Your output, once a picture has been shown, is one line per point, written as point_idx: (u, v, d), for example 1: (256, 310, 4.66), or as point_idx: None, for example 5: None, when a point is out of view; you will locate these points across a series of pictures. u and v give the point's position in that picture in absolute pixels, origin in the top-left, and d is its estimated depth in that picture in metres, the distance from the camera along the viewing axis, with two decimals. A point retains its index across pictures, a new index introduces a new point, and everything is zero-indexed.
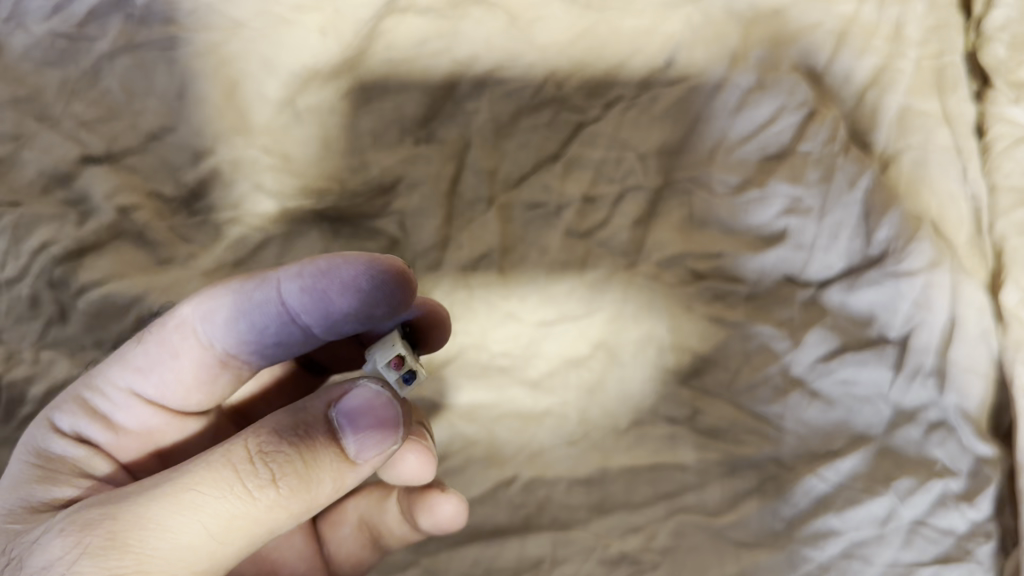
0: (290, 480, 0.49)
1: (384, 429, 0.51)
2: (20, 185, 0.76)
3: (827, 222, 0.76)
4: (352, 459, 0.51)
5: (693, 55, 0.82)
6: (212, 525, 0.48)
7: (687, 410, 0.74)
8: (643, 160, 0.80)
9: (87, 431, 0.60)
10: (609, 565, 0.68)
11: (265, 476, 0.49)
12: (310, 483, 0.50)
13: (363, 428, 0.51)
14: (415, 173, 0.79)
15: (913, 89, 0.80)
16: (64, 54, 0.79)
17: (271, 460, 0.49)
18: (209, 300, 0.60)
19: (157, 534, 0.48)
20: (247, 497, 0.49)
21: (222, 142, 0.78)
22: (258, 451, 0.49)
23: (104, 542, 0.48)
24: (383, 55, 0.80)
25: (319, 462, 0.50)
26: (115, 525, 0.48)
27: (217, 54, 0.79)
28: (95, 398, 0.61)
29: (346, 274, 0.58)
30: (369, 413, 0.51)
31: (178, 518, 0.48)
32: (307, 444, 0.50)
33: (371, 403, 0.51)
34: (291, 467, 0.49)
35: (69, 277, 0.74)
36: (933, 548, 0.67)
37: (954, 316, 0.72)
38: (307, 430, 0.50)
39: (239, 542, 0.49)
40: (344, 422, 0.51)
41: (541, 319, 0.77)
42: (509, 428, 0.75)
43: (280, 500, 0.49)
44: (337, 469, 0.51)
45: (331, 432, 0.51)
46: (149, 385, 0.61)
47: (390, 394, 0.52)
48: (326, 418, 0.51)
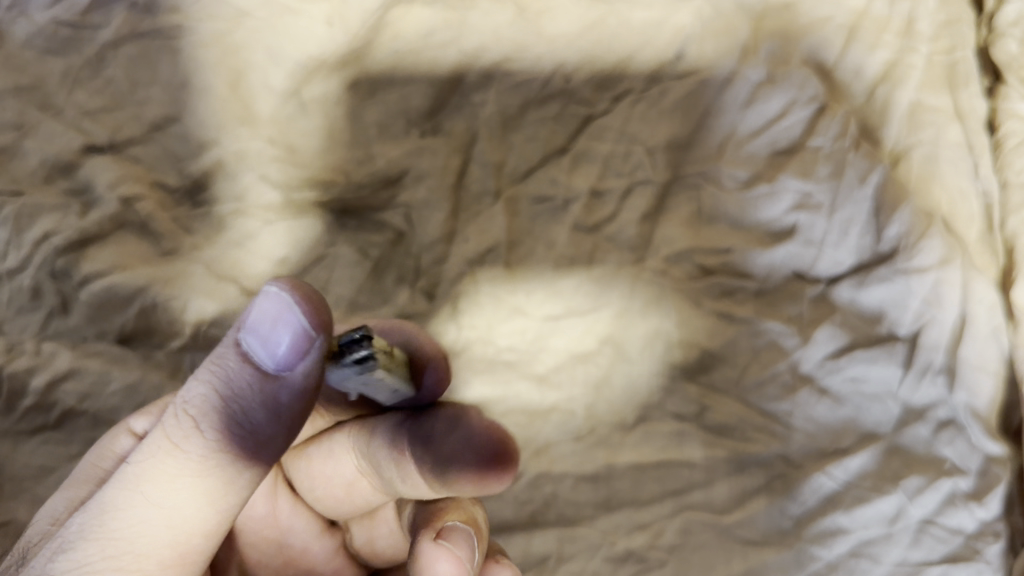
0: (212, 421, 0.43)
1: (285, 331, 0.42)
2: (22, 175, 0.75)
3: (837, 218, 0.76)
4: (273, 374, 0.42)
5: (703, 48, 0.81)
6: (156, 492, 0.43)
7: (695, 407, 0.73)
8: (651, 153, 0.79)
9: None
10: (615, 563, 0.68)
11: (185, 422, 0.43)
12: (237, 420, 0.43)
13: (262, 331, 0.42)
14: (422, 165, 0.78)
15: (924, 84, 0.80)
16: (68, 43, 0.78)
17: (189, 406, 0.43)
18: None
19: (112, 516, 0.43)
20: (178, 453, 0.43)
21: (227, 132, 0.77)
22: (180, 402, 0.44)
23: (72, 533, 0.44)
24: (389, 46, 0.79)
25: (236, 393, 0.43)
26: (80, 517, 0.44)
27: (223, 44, 0.78)
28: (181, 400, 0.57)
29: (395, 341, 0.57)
30: (263, 317, 0.42)
31: (122, 494, 0.43)
32: (219, 378, 0.43)
33: (258, 303, 0.42)
34: (208, 405, 0.43)
35: (71, 268, 0.73)
36: (942, 547, 0.66)
37: (965, 313, 0.72)
38: (217, 362, 0.43)
39: (195, 505, 0.44)
40: (250, 339, 0.43)
41: (547, 313, 0.76)
42: (516, 424, 0.73)
43: (211, 443, 0.43)
44: (260, 394, 0.43)
45: (241, 355, 0.43)
46: None
47: (280, 285, 0.43)
48: (234, 343, 0.43)
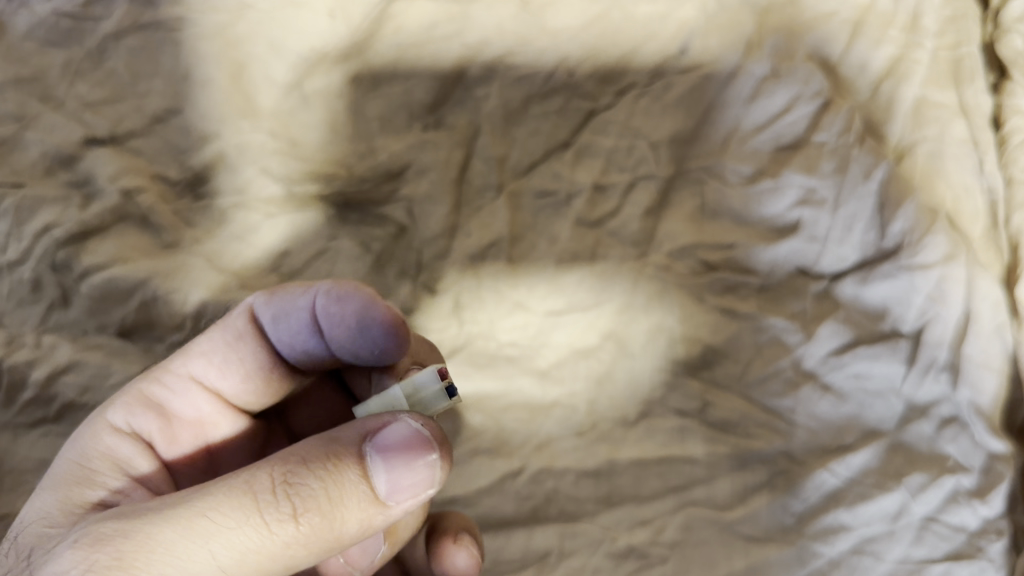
0: (312, 519, 0.44)
1: (413, 468, 0.46)
2: (23, 167, 0.75)
3: (841, 215, 0.75)
4: (383, 502, 0.46)
5: (707, 43, 0.80)
6: (223, 558, 0.44)
7: (697, 402, 0.73)
8: (655, 148, 0.79)
9: (141, 425, 0.58)
10: (616, 559, 0.67)
11: (286, 508, 0.44)
12: (335, 524, 0.45)
13: (396, 466, 0.45)
14: (424, 158, 0.78)
15: (929, 80, 0.79)
16: (69, 34, 0.78)
17: (295, 493, 0.44)
18: (266, 301, 0.60)
19: (165, 560, 0.43)
20: (264, 530, 0.44)
21: (228, 125, 0.77)
22: (282, 481, 0.44)
23: (110, 560, 0.43)
24: (392, 39, 0.79)
25: (345, 503, 0.45)
26: (125, 544, 0.44)
27: (223, 37, 0.77)
28: (152, 386, 0.59)
29: (351, 306, 0.57)
30: (403, 457, 0.45)
31: (189, 544, 0.43)
32: (334, 479, 0.44)
33: (410, 441, 0.46)
34: (314, 502, 0.44)
35: (72, 260, 0.73)
36: (944, 545, 0.66)
37: (969, 311, 0.71)
38: (338, 464, 0.45)
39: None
40: (379, 456, 0.46)
41: (549, 309, 0.76)
42: (517, 419, 0.73)
43: (299, 537, 0.44)
44: (363, 512, 0.45)
45: (363, 469, 0.45)
46: (209, 367, 0.60)
47: (428, 433, 0.47)
48: (359, 453, 0.46)
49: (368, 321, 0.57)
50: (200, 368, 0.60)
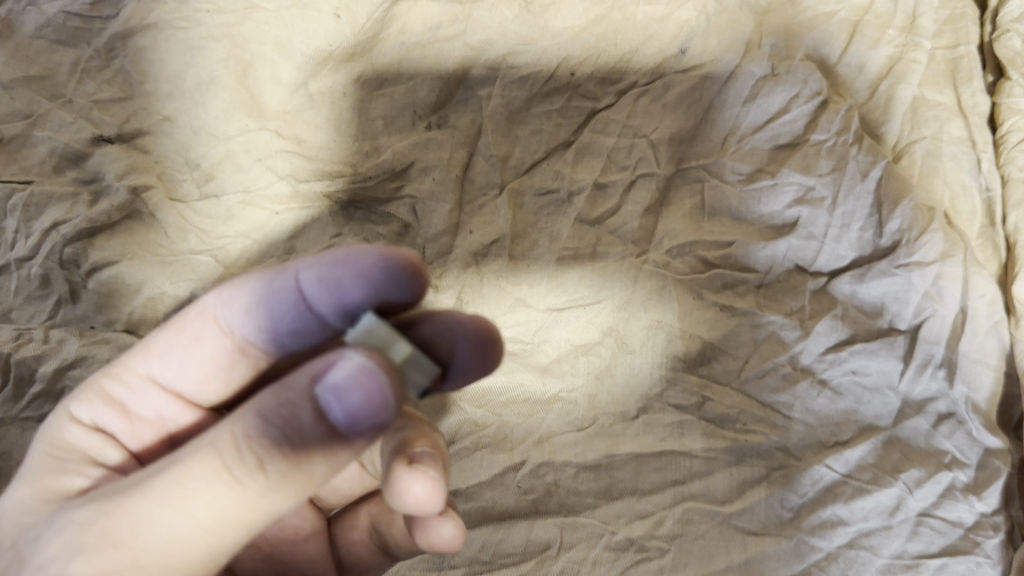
0: (278, 466, 0.42)
1: (375, 408, 0.40)
2: (33, 165, 0.76)
3: (838, 213, 0.76)
4: (345, 437, 0.42)
5: (707, 43, 0.81)
6: (204, 517, 0.42)
7: (695, 398, 0.74)
8: (654, 147, 0.80)
9: (104, 420, 0.54)
10: (615, 552, 0.68)
11: (254, 462, 0.41)
12: (301, 465, 0.42)
13: (350, 407, 0.40)
14: (428, 157, 0.79)
15: (926, 81, 0.81)
16: (77, 33, 0.78)
17: (256, 446, 0.41)
18: (227, 291, 0.54)
19: (149, 529, 0.42)
20: (237, 485, 0.42)
21: (234, 124, 0.78)
22: (243, 437, 0.41)
23: (98, 538, 0.42)
24: (396, 39, 0.80)
25: (307, 444, 0.41)
26: (108, 522, 0.42)
27: (231, 35, 0.78)
28: (113, 385, 0.55)
29: (362, 262, 0.50)
30: (364, 390, 0.40)
31: (169, 512, 0.42)
32: (291, 427, 0.41)
33: (357, 378, 0.40)
34: (276, 451, 0.41)
35: (79, 256, 0.75)
36: (941, 539, 0.67)
37: (966, 308, 0.73)
38: (293, 410, 0.41)
39: (238, 529, 0.43)
40: (332, 400, 0.40)
41: (550, 305, 0.77)
42: (519, 413, 0.74)
43: (271, 485, 0.42)
44: (329, 450, 0.42)
45: (318, 412, 0.41)
46: (167, 371, 0.55)
47: (375, 363, 0.40)
48: (311, 396, 0.41)
49: (453, 338, 0.50)
50: (162, 370, 0.55)
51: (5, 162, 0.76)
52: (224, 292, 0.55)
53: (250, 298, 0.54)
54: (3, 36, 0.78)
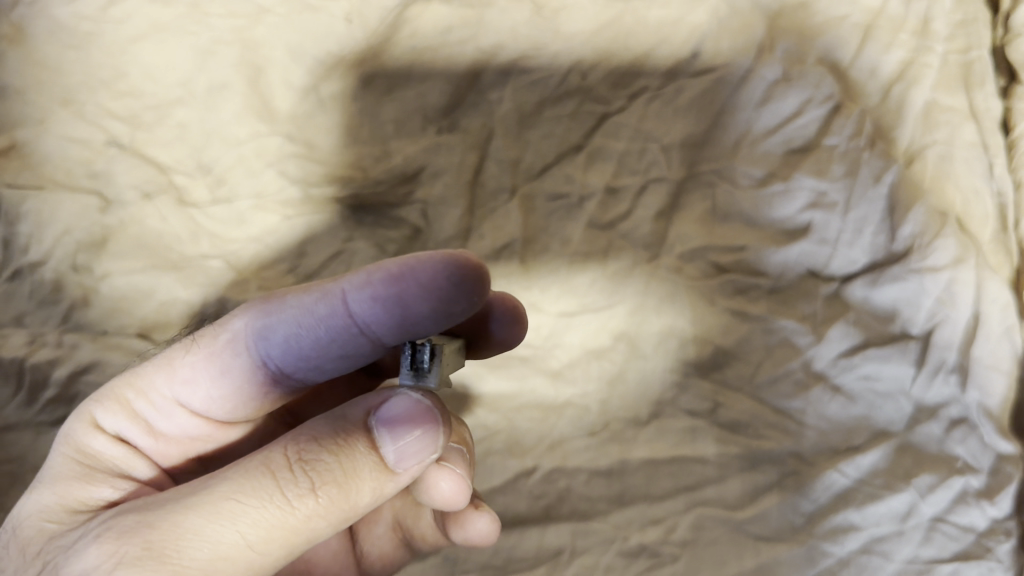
0: (330, 491, 0.46)
1: (423, 440, 0.48)
2: (45, 170, 0.76)
3: (852, 217, 0.76)
4: (392, 469, 0.49)
5: (720, 46, 0.80)
6: (252, 537, 0.45)
7: (708, 404, 0.74)
8: (666, 151, 0.79)
9: (127, 432, 0.57)
10: (628, 558, 0.68)
11: (305, 484, 0.46)
12: (349, 495, 0.47)
13: (402, 435, 0.48)
14: (438, 161, 0.79)
15: (939, 84, 0.80)
16: (88, 37, 0.78)
17: (312, 468, 0.46)
18: (268, 315, 0.55)
19: (196, 545, 0.44)
20: (287, 506, 0.45)
21: (246, 127, 0.78)
22: (298, 458, 0.47)
23: (139, 552, 0.44)
24: (408, 42, 0.79)
25: (357, 475, 0.47)
26: (152, 534, 0.45)
27: (242, 38, 0.78)
28: (138, 400, 0.57)
29: (422, 276, 0.50)
30: (412, 423, 0.48)
31: (217, 527, 0.45)
32: (346, 452, 0.47)
33: (411, 411, 0.49)
34: (330, 476, 0.46)
35: (92, 262, 0.75)
36: (953, 545, 0.67)
37: (978, 313, 0.73)
38: (347, 438, 0.48)
39: (279, 552, 0.46)
40: (385, 432, 0.48)
41: (562, 310, 0.77)
42: (531, 418, 0.75)
43: (320, 510, 0.46)
44: (376, 480, 0.48)
45: (371, 440, 0.48)
46: (195, 397, 0.57)
47: (429, 401, 0.49)
48: (365, 426, 0.49)
49: (490, 317, 0.63)
50: (186, 394, 0.57)
51: (19, 168, 0.76)
52: (265, 316, 0.55)
53: (300, 320, 0.54)
54: (16, 42, 0.78)
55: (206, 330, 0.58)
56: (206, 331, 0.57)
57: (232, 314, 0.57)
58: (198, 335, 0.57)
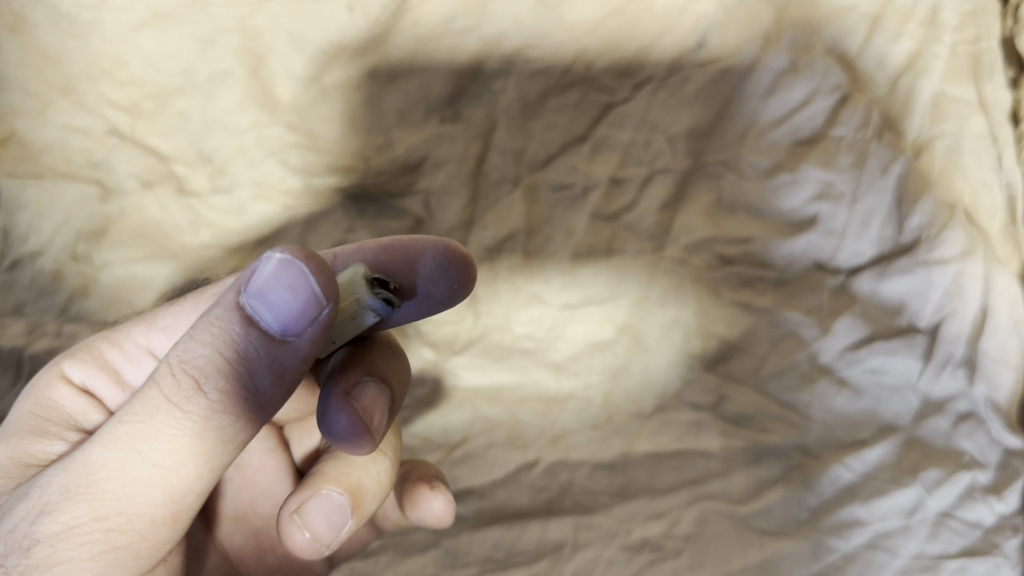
0: (217, 383, 0.45)
1: (297, 297, 0.44)
2: (45, 160, 0.75)
3: (859, 209, 0.76)
4: (281, 339, 0.45)
5: (726, 36, 0.78)
6: (155, 453, 0.45)
7: (713, 397, 0.75)
8: (671, 142, 0.78)
9: (94, 382, 0.58)
10: (631, 552, 0.67)
11: (189, 385, 0.44)
12: (240, 381, 0.45)
13: (272, 294, 0.44)
14: (440, 152, 0.78)
15: (948, 75, 0.78)
16: (87, 27, 0.74)
17: (191, 365, 0.44)
18: (261, 269, 0.61)
19: (105, 475, 0.45)
20: (179, 413, 0.45)
21: (248, 117, 0.77)
22: (178, 361, 0.45)
23: (56, 493, 0.46)
24: (409, 33, 0.76)
25: (242, 353, 0.45)
26: (65, 476, 0.46)
27: (243, 27, 0.75)
28: (112, 352, 0.60)
29: (413, 253, 0.59)
30: (279, 284, 0.43)
31: (119, 455, 0.45)
32: (224, 341, 0.45)
33: (274, 273, 0.43)
34: (213, 366, 0.44)
35: (91, 252, 0.76)
36: (960, 540, 0.66)
37: (987, 307, 0.72)
38: (221, 324, 0.45)
39: (199, 460, 0.46)
40: (258, 305, 0.44)
41: (565, 302, 0.78)
42: (533, 411, 0.77)
43: (216, 404, 0.45)
44: (265, 355, 0.45)
45: (246, 316, 0.45)
46: (172, 345, 0.60)
47: (290, 253, 0.44)
48: (239, 305, 0.45)
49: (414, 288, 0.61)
50: (162, 343, 0.60)
51: (19, 159, 0.75)
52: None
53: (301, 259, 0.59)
54: (18, 32, 0.74)
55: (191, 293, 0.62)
56: (190, 294, 0.62)
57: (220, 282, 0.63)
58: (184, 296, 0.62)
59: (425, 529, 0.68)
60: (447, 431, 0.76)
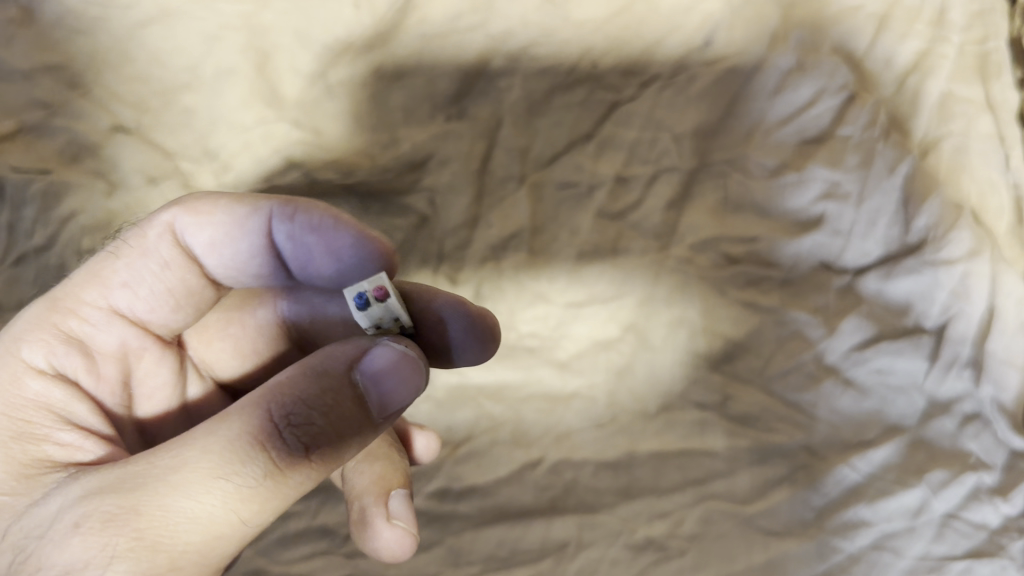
0: (322, 454, 0.46)
1: (409, 391, 0.48)
2: (51, 155, 0.75)
3: (865, 209, 0.75)
4: (375, 420, 0.49)
5: (732, 36, 0.78)
6: (244, 511, 0.45)
7: (718, 396, 0.75)
8: (678, 141, 0.78)
9: (64, 364, 0.55)
10: (634, 551, 0.67)
11: (296, 452, 0.46)
12: (338, 456, 0.47)
13: (391, 385, 0.48)
14: (446, 149, 0.77)
15: (955, 75, 0.78)
16: (95, 22, 0.73)
17: (300, 432, 0.46)
18: (202, 217, 0.59)
19: (190, 527, 0.44)
20: (278, 475, 0.46)
21: (256, 115, 0.77)
22: (285, 422, 0.46)
23: (131, 543, 0.43)
24: (416, 30, 0.75)
25: (347, 430, 0.47)
26: (139, 522, 0.43)
27: (250, 23, 0.74)
28: (72, 321, 0.56)
29: (338, 241, 0.59)
30: (402, 371, 0.48)
31: (209, 507, 0.44)
32: (334, 414, 0.47)
33: (396, 363, 0.48)
34: (321, 437, 0.46)
35: (96, 247, 0.75)
36: (965, 542, 0.65)
37: (993, 307, 0.72)
38: (336, 397, 0.47)
39: (269, 517, 0.47)
40: (370, 384, 0.48)
41: (569, 300, 0.78)
42: (538, 410, 0.77)
43: (311, 474, 0.47)
44: (361, 437, 0.48)
45: (356, 397, 0.48)
46: (136, 299, 0.59)
47: (410, 352, 0.49)
48: (350, 380, 0.48)
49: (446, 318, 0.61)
50: (126, 297, 0.58)
51: (23, 152, 0.74)
52: (207, 217, 0.59)
53: (309, 228, 0.59)
54: (24, 25, 0.73)
55: (130, 232, 0.59)
56: (132, 233, 0.59)
57: (153, 213, 0.60)
58: (124, 238, 0.59)
59: (429, 527, 0.69)
60: (450, 429, 0.77)
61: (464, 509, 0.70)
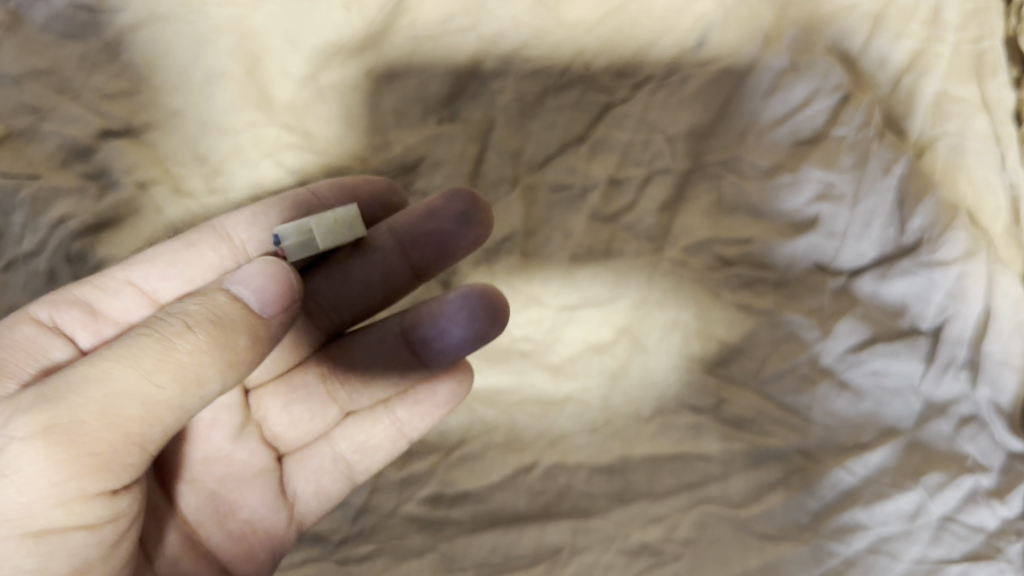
0: (204, 328, 0.47)
1: (281, 286, 0.50)
2: (40, 159, 0.74)
3: (860, 210, 0.74)
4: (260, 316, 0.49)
5: (725, 35, 0.78)
6: (138, 366, 0.46)
7: (712, 400, 0.74)
8: (671, 142, 0.78)
9: (65, 317, 0.60)
10: (629, 555, 0.66)
11: (177, 326, 0.47)
12: (223, 334, 0.48)
13: (257, 284, 0.49)
14: (438, 152, 0.77)
15: (951, 74, 0.77)
16: (85, 26, 0.74)
17: (183, 313, 0.48)
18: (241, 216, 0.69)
19: (85, 384, 0.46)
20: (165, 343, 0.47)
21: (247, 119, 0.76)
22: (167, 312, 0.49)
23: (42, 395, 0.46)
24: (408, 32, 0.76)
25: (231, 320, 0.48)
26: (46, 386, 0.47)
27: (241, 28, 0.75)
28: (88, 286, 0.63)
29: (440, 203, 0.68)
30: (260, 277, 0.50)
31: (104, 368, 0.46)
32: (212, 303, 0.49)
33: (260, 267, 0.50)
34: (201, 318, 0.48)
35: (87, 251, 0.74)
36: (962, 545, 0.64)
37: (990, 309, 0.71)
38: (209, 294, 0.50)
39: (173, 387, 0.47)
40: (241, 287, 0.50)
41: (563, 304, 0.78)
42: (530, 414, 0.76)
43: (199, 347, 0.47)
44: (242, 316, 0.49)
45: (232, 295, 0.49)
46: (149, 273, 0.65)
47: (269, 260, 0.50)
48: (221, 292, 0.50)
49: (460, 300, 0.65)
50: (142, 271, 0.65)
51: (12, 158, 0.74)
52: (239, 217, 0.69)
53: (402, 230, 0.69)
54: (11, 29, 0.74)
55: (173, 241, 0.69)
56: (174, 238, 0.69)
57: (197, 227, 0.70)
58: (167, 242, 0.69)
59: (421, 533, 0.69)
60: (444, 433, 0.76)
61: (456, 515, 0.70)
